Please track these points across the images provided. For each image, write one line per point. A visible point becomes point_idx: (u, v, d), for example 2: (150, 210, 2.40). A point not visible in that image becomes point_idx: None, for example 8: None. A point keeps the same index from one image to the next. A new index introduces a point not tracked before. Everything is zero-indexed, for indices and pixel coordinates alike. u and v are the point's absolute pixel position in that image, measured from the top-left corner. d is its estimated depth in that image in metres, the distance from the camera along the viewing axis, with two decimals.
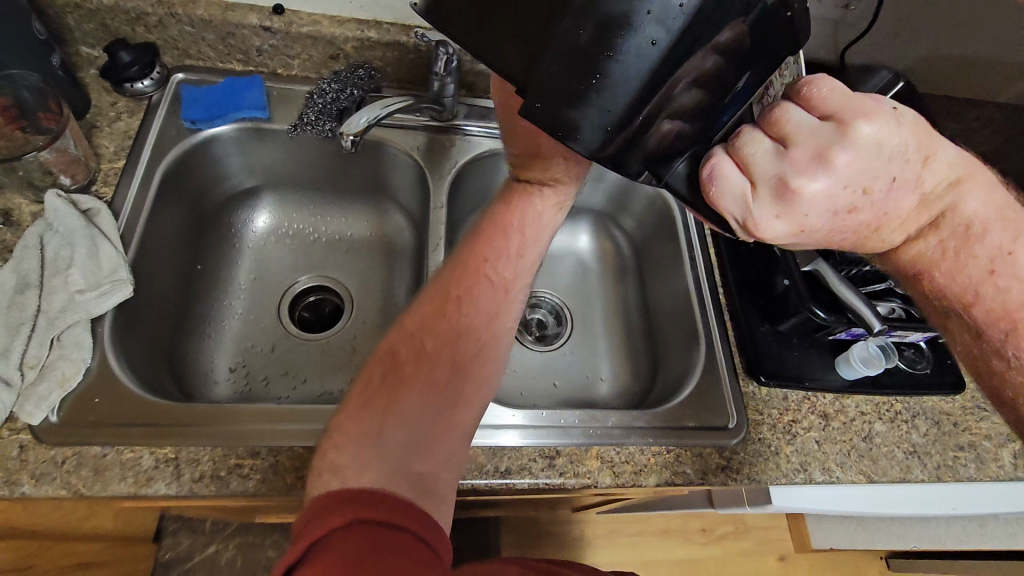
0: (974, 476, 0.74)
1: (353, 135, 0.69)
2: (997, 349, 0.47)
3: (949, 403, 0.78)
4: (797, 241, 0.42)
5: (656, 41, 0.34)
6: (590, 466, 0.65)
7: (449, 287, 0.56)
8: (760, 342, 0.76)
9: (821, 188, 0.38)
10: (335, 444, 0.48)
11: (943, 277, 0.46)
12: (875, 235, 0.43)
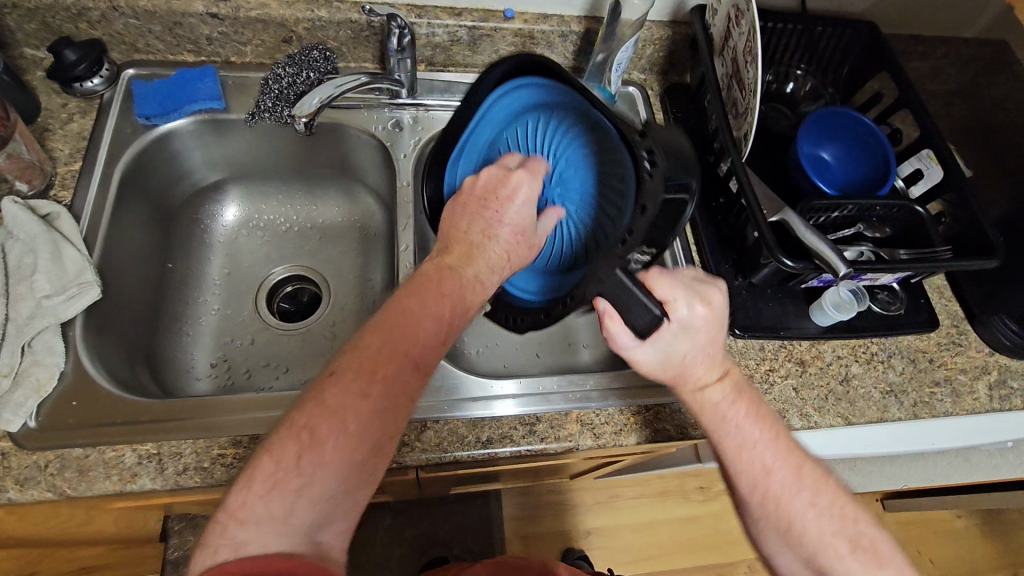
0: (951, 409, 0.76)
1: (305, 118, 0.68)
2: (762, 468, 0.53)
3: (925, 340, 0.80)
4: (683, 338, 0.52)
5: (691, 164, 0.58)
6: (571, 430, 0.66)
7: (377, 347, 0.48)
8: (734, 296, 0.76)
9: (720, 297, 0.54)
10: (240, 519, 0.41)
11: (732, 411, 0.55)
12: (698, 365, 0.55)
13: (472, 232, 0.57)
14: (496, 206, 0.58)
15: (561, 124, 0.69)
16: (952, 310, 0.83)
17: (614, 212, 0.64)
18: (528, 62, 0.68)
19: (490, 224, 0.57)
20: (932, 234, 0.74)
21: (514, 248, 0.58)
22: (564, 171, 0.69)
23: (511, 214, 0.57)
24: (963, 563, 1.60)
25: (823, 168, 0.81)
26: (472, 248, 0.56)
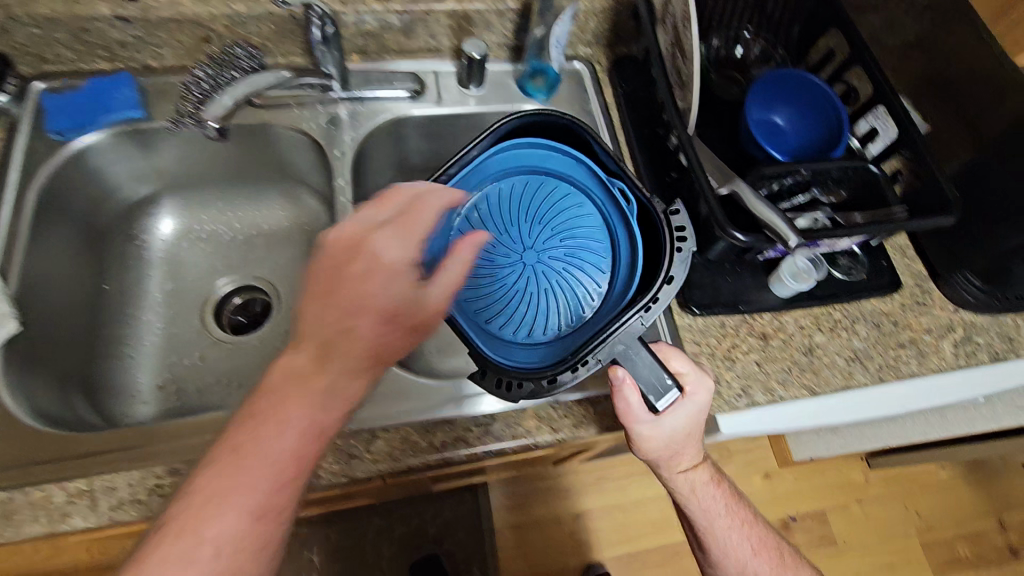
0: (917, 371, 0.75)
1: (214, 118, 0.69)
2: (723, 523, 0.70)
3: (889, 303, 0.78)
4: (689, 432, 0.62)
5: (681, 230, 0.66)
6: (529, 426, 0.64)
7: (237, 443, 0.46)
8: (691, 274, 0.74)
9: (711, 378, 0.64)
10: None
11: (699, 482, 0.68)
12: (685, 454, 0.65)
13: (330, 314, 0.50)
14: (354, 278, 0.50)
15: (562, 188, 0.71)
16: (915, 269, 0.82)
17: (608, 283, 0.68)
18: (551, 119, 0.69)
19: (353, 298, 0.50)
20: (888, 195, 0.72)
21: (388, 324, 0.50)
22: (551, 236, 0.71)
23: (382, 282, 0.50)
24: (948, 512, 1.63)
25: (775, 134, 0.78)
26: (335, 339, 0.49)
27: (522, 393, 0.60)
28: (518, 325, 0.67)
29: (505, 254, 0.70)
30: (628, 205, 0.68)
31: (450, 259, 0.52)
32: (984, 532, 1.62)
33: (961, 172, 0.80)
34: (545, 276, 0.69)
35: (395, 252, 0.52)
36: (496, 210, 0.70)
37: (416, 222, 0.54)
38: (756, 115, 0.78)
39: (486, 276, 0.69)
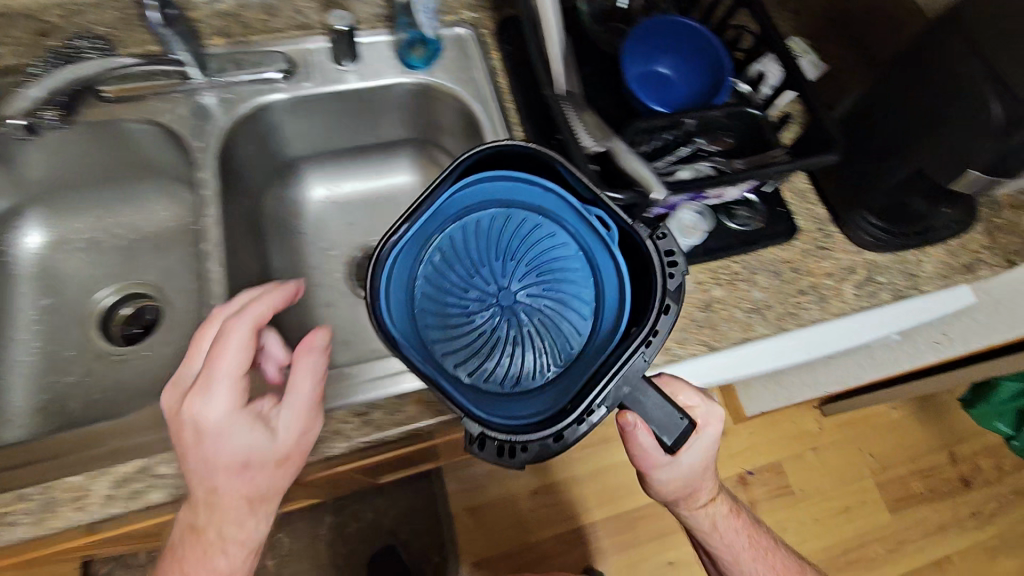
0: (817, 317, 0.74)
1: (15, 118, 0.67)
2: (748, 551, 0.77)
3: (788, 250, 0.77)
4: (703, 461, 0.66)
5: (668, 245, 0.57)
6: (408, 413, 0.64)
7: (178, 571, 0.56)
8: None
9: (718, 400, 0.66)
10: None
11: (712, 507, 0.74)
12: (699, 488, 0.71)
13: (195, 479, 0.54)
14: (200, 445, 0.53)
15: (525, 220, 0.62)
16: (817, 214, 0.80)
17: (596, 316, 0.60)
18: (510, 151, 0.59)
19: (207, 466, 0.53)
20: (770, 137, 0.70)
21: (246, 472, 0.54)
22: (527, 271, 0.62)
23: (230, 438, 0.53)
24: (900, 451, 1.66)
25: (665, 87, 0.76)
26: (210, 500, 0.54)
27: (529, 458, 0.51)
28: (504, 368, 0.60)
29: (472, 298, 0.62)
30: (608, 231, 0.58)
31: (297, 373, 0.57)
32: (936, 467, 1.65)
33: (850, 110, 0.77)
34: (530, 317, 0.61)
35: (224, 407, 0.53)
36: (461, 251, 0.62)
37: (223, 365, 0.54)
38: (635, 74, 0.76)
39: (460, 324, 0.61)
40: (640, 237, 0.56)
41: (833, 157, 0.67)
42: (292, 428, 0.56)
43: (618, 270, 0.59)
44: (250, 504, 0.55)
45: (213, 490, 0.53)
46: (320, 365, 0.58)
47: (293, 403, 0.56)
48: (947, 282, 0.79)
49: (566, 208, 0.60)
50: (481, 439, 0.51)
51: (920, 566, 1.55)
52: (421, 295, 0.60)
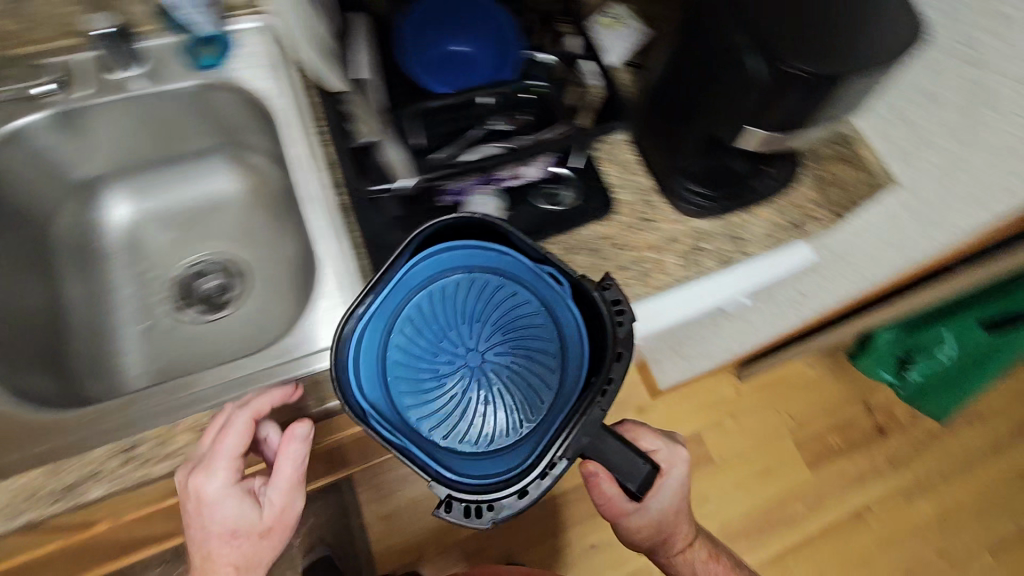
0: (638, 293, 0.71)
1: None
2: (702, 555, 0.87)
3: (609, 225, 0.74)
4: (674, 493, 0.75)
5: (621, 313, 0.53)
6: (182, 442, 0.58)
7: None
8: None
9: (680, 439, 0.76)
10: None
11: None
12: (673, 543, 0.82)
13: (195, 544, 0.56)
14: (197, 516, 0.56)
15: (484, 283, 0.56)
16: (643, 184, 0.77)
17: (562, 371, 0.54)
18: (466, 220, 0.55)
19: (203, 534, 0.55)
20: (560, 109, 0.67)
21: (237, 539, 0.55)
22: (495, 333, 0.57)
23: (222, 509, 0.55)
24: (817, 407, 1.67)
25: (468, 66, 0.72)
26: (204, 563, 0.56)
27: (503, 515, 0.48)
28: (476, 427, 0.54)
29: (437, 363, 0.55)
30: (561, 286, 0.55)
31: (279, 460, 0.56)
32: (853, 419, 1.67)
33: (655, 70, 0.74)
34: (497, 378, 0.56)
35: (218, 485, 0.55)
36: (428, 317, 0.56)
37: (221, 449, 0.55)
38: (433, 63, 0.71)
39: (430, 390, 0.55)
40: (595, 297, 0.53)
41: (618, 126, 0.65)
42: (277, 503, 0.56)
43: (577, 321, 0.55)
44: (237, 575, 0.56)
45: (205, 555, 0.56)
46: (301, 455, 0.56)
47: (279, 487, 0.56)
48: (777, 243, 0.75)
49: (523, 266, 0.56)
50: (448, 500, 0.49)
51: (841, 517, 1.57)
52: (392, 365, 0.54)
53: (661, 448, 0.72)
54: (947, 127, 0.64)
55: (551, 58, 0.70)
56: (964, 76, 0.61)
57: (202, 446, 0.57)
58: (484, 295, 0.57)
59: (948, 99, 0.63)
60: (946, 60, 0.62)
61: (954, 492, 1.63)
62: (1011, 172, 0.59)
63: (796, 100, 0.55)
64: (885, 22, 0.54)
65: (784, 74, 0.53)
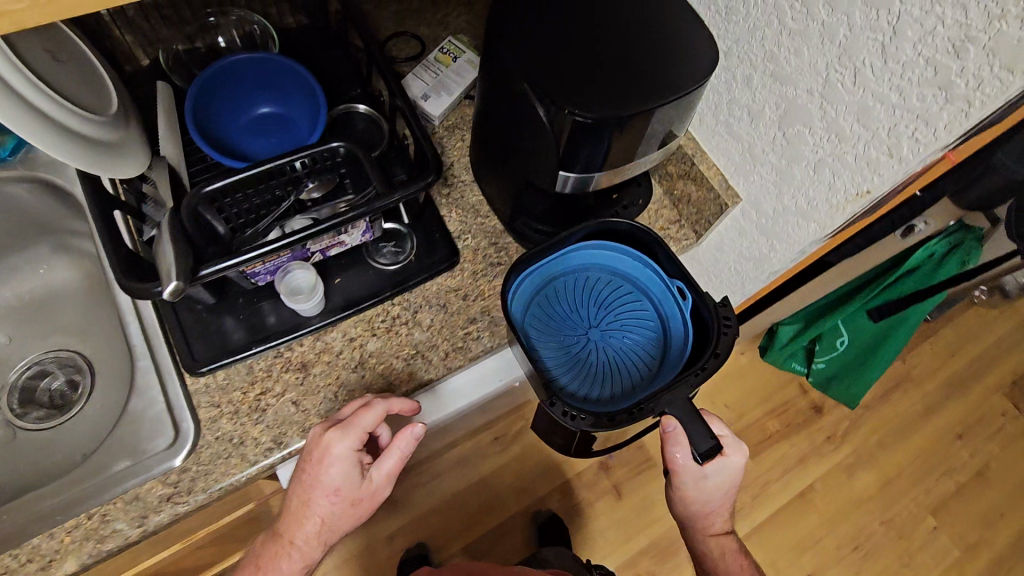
0: (489, 345, 0.68)
1: None
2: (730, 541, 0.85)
3: (456, 276, 0.71)
4: (725, 480, 0.73)
5: (728, 319, 0.62)
6: None
7: (256, 561, 0.64)
8: (191, 328, 0.62)
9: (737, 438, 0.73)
10: None
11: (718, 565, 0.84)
12: (710, 521, 0.81)
13: (300, 493, 0.60)
14: (310, 474, 0.58)
15: (621, 286, 0.69)
16: (490, 227, 0.73)
17: (659, 362, 0.66)
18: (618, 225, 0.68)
19: (306, 489, 0.59)
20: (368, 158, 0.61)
21: (338, 501, 0.60)
22: (612, 320, 0.69)
23: (336, 473, 0.58)
24: (753, 395, 1.68)
25: (282, 126, 0.67)
26: (301, 511, 0.61)
27: (584, 424, 0.59)
28: (581, 382, 0.66)
29: (568, 331, 0.68)
30: (683, 301, 0.66)
31: (392, 449, 0.60)
32: (789, 402, 1.69)
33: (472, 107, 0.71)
34: (607, 353, 0.67)
35: (346, 450, 0.57)
36: (566, 292, 0.69)
37: (359, 421, 0.57)
38: (244, 129, 0.66)
39: (558, 346, 0.67)
40: (709, 312, 0.63)
41: (434, 178, 0.60)
42: (373, 480, 0.61)
43: (686, 330, 0.66)
44: (321, 529, 0.62)
45: (305, 503, 0.60)
46: (409, 447, 0.60)
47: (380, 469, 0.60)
48: None
49: (656, 281, 0.68)
50: (552, 398, 0.60)
51: (787, 501, 1.58)
52: (527, 320, 0.68)
53: (729, 436, 0.71)
54: (769, 140, 0.62)
55: (368, 109, 0.68)
56: (772, 91, 0.59)
57: (342, 412, 0.59)
58: (616, 290, 0.69)
59: (765, 113, 0.61)
60: (752, 77, 0.60)
61: (894, 459, 1.66)
62: (829, 185, 0.57)
63: (587, 143, 0.54)
64: (663, 57, 0.54)
65: (562, 119, 0.52)
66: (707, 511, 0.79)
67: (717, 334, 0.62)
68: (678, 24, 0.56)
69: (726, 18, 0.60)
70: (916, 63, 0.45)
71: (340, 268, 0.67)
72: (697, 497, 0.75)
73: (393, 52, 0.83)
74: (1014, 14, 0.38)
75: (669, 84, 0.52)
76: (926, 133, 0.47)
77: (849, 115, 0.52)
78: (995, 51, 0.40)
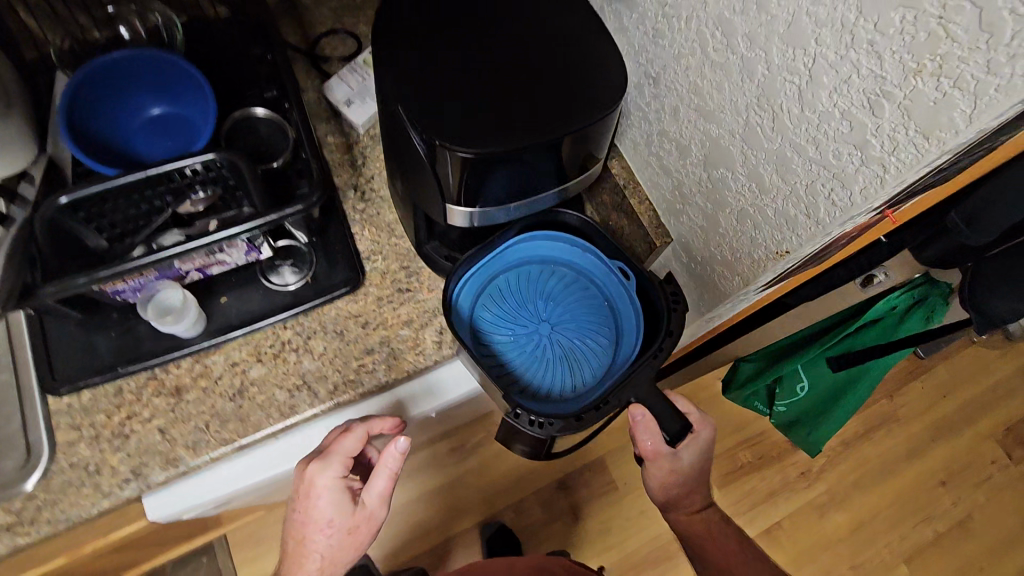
0: (384, 380, 0.63)
1: None
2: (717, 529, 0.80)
3: (359, 301, 0.65)
4: (700, 454, 0.70)
5: (678, 297, 0.62)
6: None
7: None
8: (56, 344, 0.57)
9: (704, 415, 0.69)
10: None
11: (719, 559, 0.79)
12: (690, 503, 0.78)
13: (297, 529, 0.61)
14: (302, 507, 0.59)
15: (563, 274, 0.67)
16: (403, 248, 0.67)
17: (615, 346, 0.65)
18: (561, 218, 0.66)
19: (301, 525, 0.60)
20: (251, 172, 0.55)
21: (333, 532, 0.59)
22: (562, 310, 0.67)
23: (326, 504, 0.59)
24: None
25: (174, 128, 0.62)
26: (299, 547, 0.61)
27: (555, 430, 0.59)
28: (539, 380, 0.64)
29: (518, 328, 0.66)
30: (628, 282, 0.65)
31: (377, 474, 0.59)
32: (764, 432, 1.49)
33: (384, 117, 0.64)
34: (561, 346, 0.66)
35: (331, 479, 0.58)
36: (514, 287, 0.66)
37: (339, 447, 0.57)
38: (136, 131, 0.62)
39: (511, 343, 0.65)
40: (657, 292, 0.63)
41: (318, 196, 0.57)
42: (367, 507, 0.60)
43: (634, 310, 0.64)
44: (323, 567, 0.61)
45: (303, 540, 0.61)
46: (397, 466, 0.59)
47: (373, 495, 0.60)
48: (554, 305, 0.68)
49: (598, 264, 0.66)
50: (517, 409, 0.59)
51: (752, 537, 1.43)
52: (480, 320, 0.65)
53: (696, 413, 0.69)
54: (696, 180, 0.55)
55: (266, 112, 0.63)
56: (698, 127, 0.52)
57: (322, 442, 0.60)
58: (560, 278, 0.67)
59: (691, 150, 0.54)
60: (679, 108, 0.53)
61: (873, 503, 1.48)
62: (751, 238, 0.51)
63: (481, 179, 0.49)
64: (562, 86, 0.48)
65: (436, 153, 0.46)
66: (686, 493, 0.76)
67: (672, 316, 0.61)
68: (586, 50, 0.50)
69: (653, 41, 0.53)
70: (832, 116, 0.38)
71: (228, 286, 0.62)
72: (675, 480, 0.72)
73: (325, 50, 0.75)
74: (929, 70, 0.31)
75: (565, 117, 0.47)
76: (842, 196, 0.40)
77: (769, 165, 0.46)
78: (910, 113, 0.33)
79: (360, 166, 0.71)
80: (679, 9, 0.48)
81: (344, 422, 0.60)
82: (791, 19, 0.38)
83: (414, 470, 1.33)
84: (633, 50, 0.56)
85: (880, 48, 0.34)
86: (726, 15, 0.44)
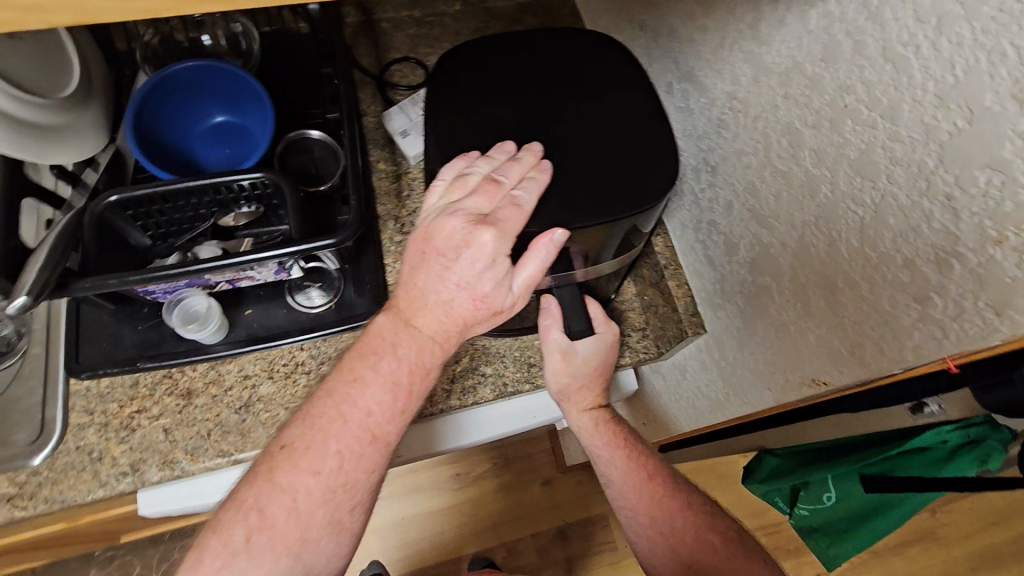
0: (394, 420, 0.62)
1: None
2: None
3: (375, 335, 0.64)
4: (596, 359, 0.57)
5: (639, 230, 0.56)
6: None
7: (281, 443, 0.46)
8: (85, 329, 0.60)
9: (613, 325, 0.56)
10: None
11: None
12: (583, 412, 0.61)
13: (418, 298, 0.47)
14: (428, 267, 0.47)
15: None
16: None
17: None
18: None
19: (422, 289, 0.47)
20: (291, 196, 0.55)
21: (450, 320, 0.47)
22: None
23: (471, 268, 0.45)
24: None
25: (233, 137, 0.65)
26: (402, 331, 0.47)
27: None
28: None
29: None
30: None
31: (527, 257, 0.45)
32: (784, 522, 1.37)
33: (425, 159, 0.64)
34: None
35: (486, 245, 0.44)
36: None
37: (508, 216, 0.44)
38: (200, 136, 0.65)
39: None
40: None
41: (353, 230, 0.56)
42: (512, 294, 0.47)
43: None
44: (420, 362, 0.47)
45: (413, 313, 0.48)
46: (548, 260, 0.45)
47: (515, 284, 0.47)
48: None
49: None
50: None
51: None
52: None
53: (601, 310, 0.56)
54: (740, 281, 0.52)
55: (316, 136, 0.65)
56: (750, 229, 0.49)
57: (479, 204, 0.45)
58: None
59: (740, 249, 0.51)
60: (733, 204, 0.51)
61: None
62: (789, 359, 0.47)
63: (518, 252, 0.48)
64: (609, 165, 0.46)
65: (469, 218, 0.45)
66: (582, 393, 0.59)
67: None
68: (642, 131, 0.47)
69: (717, 132, 0.51)
70: (894, 261, 0.35)
71: (254, 299, 0.63)
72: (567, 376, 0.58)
73: (394, 77, 0.77)
74: (1010, 244, 0.28)
75: (609, 194, 0.44)
76: (892, 346, 0.36)
77: (816, 290, 0.42)
78: (983, 283, 0.30)
79: (405, 197, 0.71)
80: (749, 107, 0.46)
81: (499, 174, 0.44)
82: (865, 147, 0.35)
83: (415, 489, 1.32)
84: (696, 134, 0.54)
85: (957, 206, 0.30)
86: (796, 124, 0.41)
